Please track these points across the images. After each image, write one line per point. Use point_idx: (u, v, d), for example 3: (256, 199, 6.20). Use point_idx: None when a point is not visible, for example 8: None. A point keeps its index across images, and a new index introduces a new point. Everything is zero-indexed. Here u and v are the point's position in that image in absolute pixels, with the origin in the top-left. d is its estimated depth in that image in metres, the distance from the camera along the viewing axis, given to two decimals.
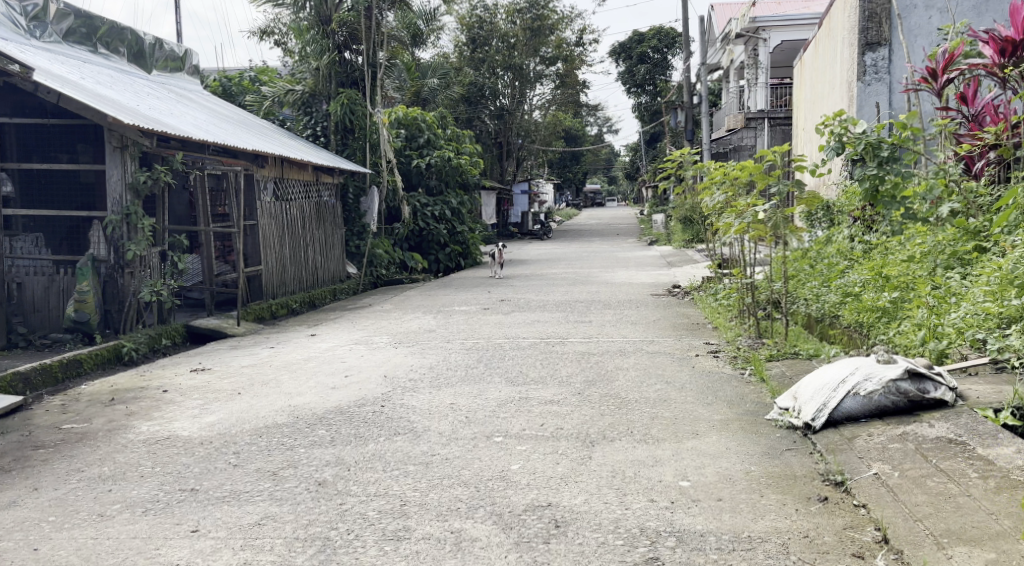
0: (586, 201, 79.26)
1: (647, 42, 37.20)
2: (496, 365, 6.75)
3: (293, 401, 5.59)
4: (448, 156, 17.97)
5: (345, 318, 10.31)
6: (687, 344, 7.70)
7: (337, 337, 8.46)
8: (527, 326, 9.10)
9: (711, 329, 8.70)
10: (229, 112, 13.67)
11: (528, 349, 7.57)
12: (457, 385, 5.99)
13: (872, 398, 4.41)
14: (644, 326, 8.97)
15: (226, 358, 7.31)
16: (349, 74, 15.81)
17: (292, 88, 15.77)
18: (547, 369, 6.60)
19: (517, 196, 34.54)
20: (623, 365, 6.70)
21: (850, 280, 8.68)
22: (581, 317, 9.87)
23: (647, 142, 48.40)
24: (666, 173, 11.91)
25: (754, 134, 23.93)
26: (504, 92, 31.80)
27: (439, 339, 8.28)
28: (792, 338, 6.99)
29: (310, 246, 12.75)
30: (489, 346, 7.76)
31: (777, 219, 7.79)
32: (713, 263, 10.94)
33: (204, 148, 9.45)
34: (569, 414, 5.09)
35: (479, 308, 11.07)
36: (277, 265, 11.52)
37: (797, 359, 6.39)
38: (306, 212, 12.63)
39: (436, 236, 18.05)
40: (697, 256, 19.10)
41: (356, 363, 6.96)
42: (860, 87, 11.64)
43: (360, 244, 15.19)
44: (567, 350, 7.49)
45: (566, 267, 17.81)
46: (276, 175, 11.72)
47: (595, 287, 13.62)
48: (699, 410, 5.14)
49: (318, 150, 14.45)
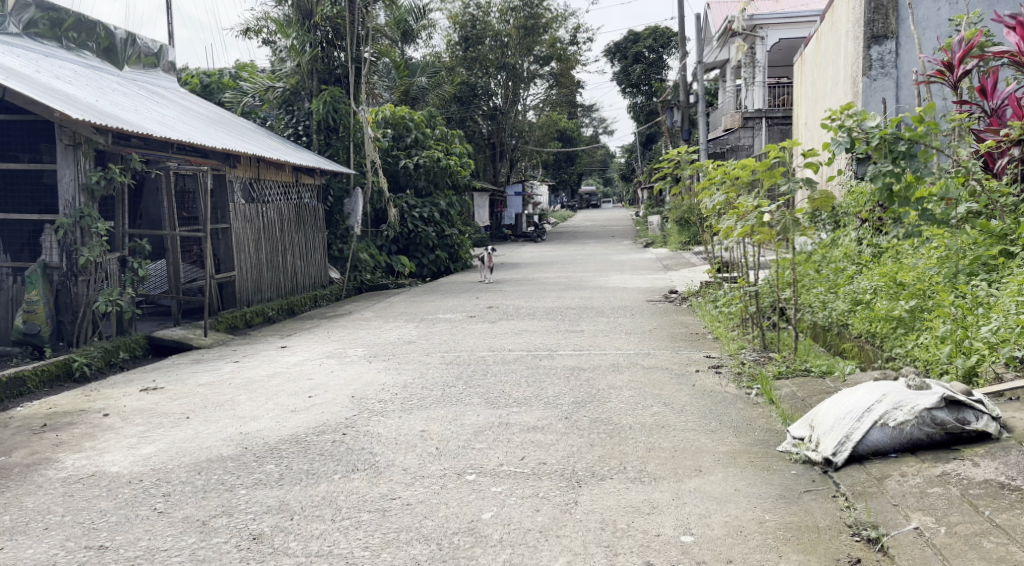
0: (581, 203, 78.69)
1: (643, 42, 36.79)
2: (477, 384, 6.15)
3: (245, 427, 4.98)
4: (437, 156, 17.42)
5: (321, 327, 9.70)
6: (686, 357, 7.12)
7: (309, 350, 7.84)
8: (514, 337, 8.49)
9: (711, 341, 8.09)
10: (205, 110, 13.05)
11: (513, 364, 6.98)
12: (432, 408, 5.39)
13: (903, 429, 3.83)
14: (639, 337, 8.36)
15: (183, 375, 6.70)
16: (332, 71, 15.18)
17: (273, 85, 15.16)
18: (533, 387, 6.01)
19: (511, 198, 33.97)
20: (616, 383, 6.09)
21: (861, 286, 8.16)
22: (573, 326, 9.27)
23: (642, 142, 47.85)
24: (662, 173, 11.31)
25: (751, 135, 23.55)
26: (498, 92, 31.19)
27: (418, 352, 7.68)
28: (802, 352, 6.42)
29: (290, 251, 12.16)
30: (471, 360, 7.17)
31: (786, 220, 7.01)
32: (713, 268, 10.43)
33: (168, 145, 8.83)
34: (553, 445, 4.49)
35: (465, 316, 10.48)
36: (253, 269, 10.92)
37: (807, 377, 5.78)
38: (285, 215, 12.02)
39: (425, 239, 17.42)
40: (695, 258, 18.55)
41: (324, 381, 6.36)
42: (865, 82, 11.06)
43: (344, 248, 14.59)
44: (556, 365, 6.89)
45: (559, 270, 17.24)
46: (251, 175, 11.15)
47: (588, 292, 13.05)
48: (701, 440, 4.54)
49: (299, 150, 13.87)
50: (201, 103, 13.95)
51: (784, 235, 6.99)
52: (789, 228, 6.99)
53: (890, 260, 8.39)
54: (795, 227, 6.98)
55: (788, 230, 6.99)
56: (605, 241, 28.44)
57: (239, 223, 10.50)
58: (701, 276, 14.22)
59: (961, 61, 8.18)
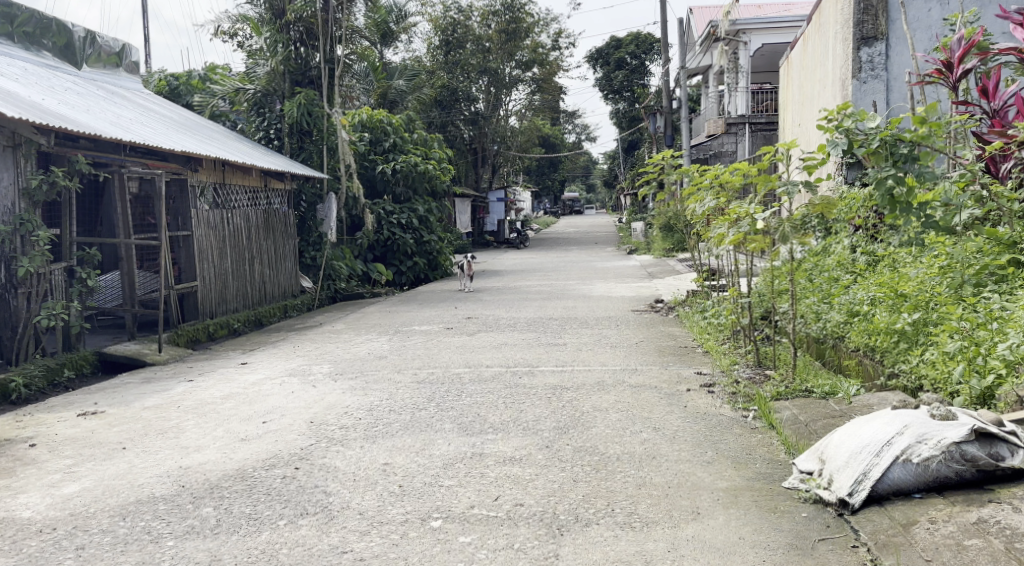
0: (563, 209, 78.37)
1: (625, 48, 36.49)
2: (449, 406, 5.64)
3: (188, 460, 4.46)
4: (415, 161, 16.90)
5: (288, 340, 9.16)
6: (676, 374, 6.64)
7: (272, 367, 7.30)
8: (493, 351, 7.99)
9: (702, 355, 7.60)
10: (170, 113, 12.52)
11: (489, 382, 6.47)
12: (397, 435, 4.87)
13: (929, 466, 3.34)
14: (624, 351, 7.87)
15: (131, 395, 6.15)
16: (305, 73, 14.65)
17: (243, 87, 14.57)
18: (511, 410, 5.49)
19: (493, 204, 33.55)
20: (603, 404, 5.60)
21: (858, 295, 7.73)
22: (555, 338, 8.78)
23: (625, 148, 47.59)
24: (647, 177, 10.84)
25: (734, 140, 23.32)
26: (479, 97, 30.70)
27: (388, 368, 7.16)
28: (801, 370, 5.95)
29: (257, 259, 11.62)
30: (445, 378, 6.64)
31: (784, 228, 6.43)
32: (700, 277, 10.00)
33: (120, 148, 8.32)
34: (532, 481, 3.99)
35: (441, 327, 9.95)
36: (217, 279, 10.38)
37: (809, 398, 5.29)
38: (252, 221, 11.50)
39: (403, 247, 16.87)
40: (680, 266, 18.11)
41: (283, 404, 5.83)
42: (854, 85, 10.65)
43: (317, 255, 14.02)
44: (537, 383, 6.39)
45: (541, 279, 16.77)
46: (215, 179, 10.65)
47: (571, 301, 12.56)
48: (697, 474, 4.06)
49: (269, 154, 13.36)
50: (168, 105, 13.39)
51: (782, 244, 6.42)
52: (787, 236, 6.41)
53: (887, 269, 7.97)
54: (793, 235, 6.40)
55: (786, 237, 6.41)
56: (588, 248, 28.01)
57: (201, 230, 9.98)
58: (687, 284, 13.76)
59: (961, 60, 7.76)
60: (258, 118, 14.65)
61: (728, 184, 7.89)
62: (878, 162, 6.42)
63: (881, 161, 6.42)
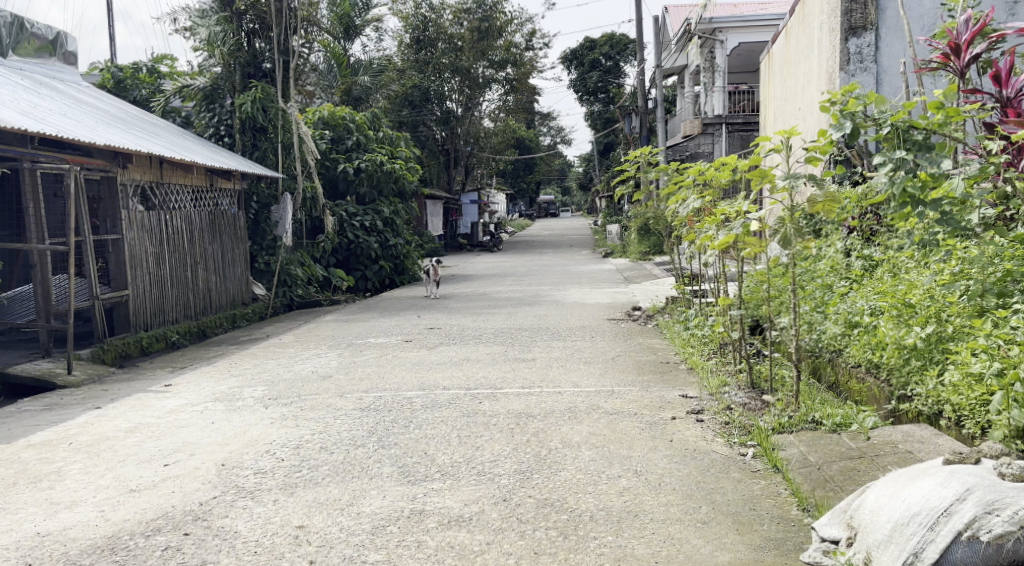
0: (539, 211, 77.71)
1: (599, 49, 35.83)
2: (392, 443, 4.76)
3: (54, 522, 3.57)
4: (380, 160, 16.04)
5: (227, 356, 8.23)
6: (659, 396, 5.81)
7: (196, 391, 6.38)
8: (454, 368, 7.12)
9: (686, 373, 6.76)
10: (106, 105, 11.53)
11: (445, 408, 5.59)
12: (324, 485, 3.99)
13: (1003, 546, 2.56)
14: (600, 368, 7.03)
15: (19, 428, 5.21)
16: (257, 65, 13.65)
17: (191, 81, 13.41)
18: (466, 447, 4.63)
19: (466, 206, 32.67)
20: (576, 439, 4.73)
21: (857, 304, 6.99)
22: (524, 352, 7.92)
23: (601, 151, 46.94)
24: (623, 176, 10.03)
25: (711, 141, 22.66)
26: (452, 97, 29.73)
27: (332, 390, 6.27)
28: (806, 395, 5.16)
29: (200, 264, 10.67)
30: (393, 404, 5.75)
31: (786, 228, 5.10)
32: (680, 283, 9.23)
33: (27, 140, 7.38)
34: (481, 556, 3.15)
35: (400, 339, 9.06)
36: (152, 287, 9.42)
37: (817, 433, 4.47)
38: (194, 223, 10.57)
39: (366, 250, 15.93)
40: (658, 270, 17.32)
41: (197, 439, 4.93)
42: (843, 78, 9.88)
43: (270, 260, 13.08)
44: (499, 410, 5.51)
45: (513, 284, 15.91)
46: (150, 177, 9.70)
47: (543, 309, 11.71)
48: (691, 543, 3.23)
49: (218, 151, 12.41)
50: (109, 99, 12.36)
51: (782, 249, 5.07)
52: (790, 238, 5.06)
53: (889, 276, 7.24)
54: (797, 238, 5.04)
55: (789, 241, 5.05)
56: (563, 252, 27.22)
57: (132, 233, 9.02)
58: (666, 290, 12.95)
59: (969, 45, 6.94)
60: (208, 113, 13.50)
61: (716, 182, 7.04)
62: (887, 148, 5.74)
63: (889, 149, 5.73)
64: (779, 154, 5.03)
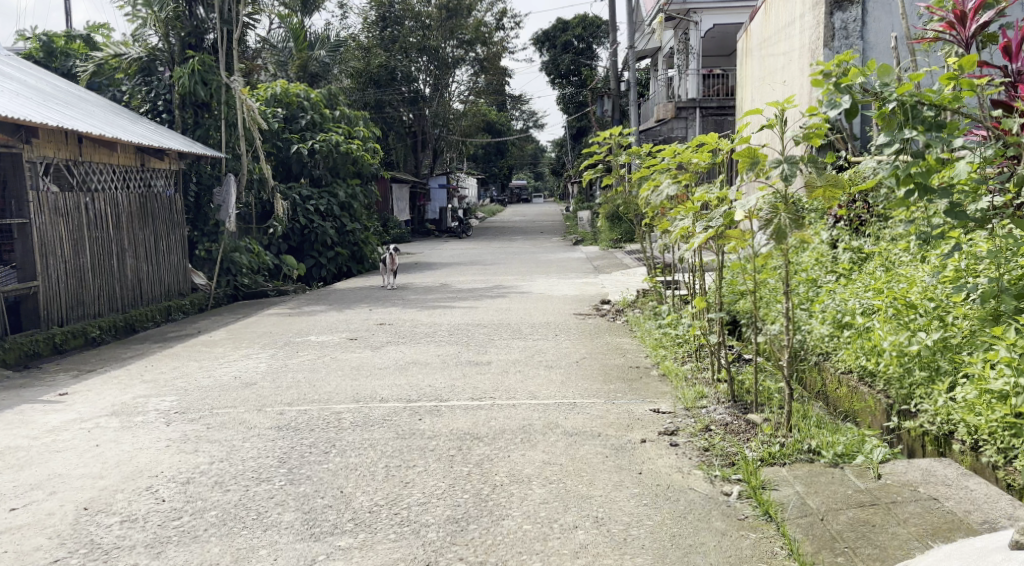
0: (510, 197, 76.92)
1: (571, 31, 35.05)
2: (305, 476, 3.95)
3: None
4: (336, 140, 15.16)
5: (146, 356, 7.34)
6: (629, 411, 5.05)
7: (93, 402, 5.52)
8: (396, 374, 6.30)
9: (657, 381, 6.00)
10: (24, 75, 10.52)
11: (375, 426, 4.80)
12: (204, 542, 3.19)
13: None
14: (563, 373, 6.25)
15: None
16: (199, 36, 12.65)
17: (126, 51, 12.38)
18: (393, 481, 3.84)
19: (434, 191, 31.76)
20: (526, 471, 3.93)
21: (847, 302, 6.26)
22: (478, 354, 7.11)
23: (573, 136, 46.23)
24: (592, 158, 9.18)
25: (685, 126, 21.89)
26: (420, 77, 28.71)
27: (253, 403, 5.46)
28: (802, 413, 4.39)
29: (129, 251, 9.74)
30: (319, 420, 4.94)
31: (779, 217, 4.23)
32: (652, 277, 8.47)
33: None
34: None
35: (345, 337, 8.23)
36: (68, 276, 8.52)
37: (815, 466, 3.69)
38: (121, 206, 9.63)
39: (321, 236, 15.04)
40: (628, 259, 16.61)
41: (72, 468, 4.10)
42: (826, 55, 9.13)
43: (212, 247, 12.18)
44: (440, 429, 4.71)
45: (477, 273, 15.12)
46: (66, 156, 8.77)
47: (505, 301, 10.92)
48: None
49: (151, 127, 11.44)
50: (34, 71, 11.39)
51: (775, 243, 4.19)
52: (784, 231, 4.17)
53: (882, 271, 6.55)
54: (794, 229, 4.17)
55: (783, 233, 4.16)
56: (533, 238, 26.45)
57: (41, 216, 8.11)
58: (637, 281, 12.23)
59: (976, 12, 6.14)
60: (144, 86, 12.66)
61: (694, 166, 6.19)
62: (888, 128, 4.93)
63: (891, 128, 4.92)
64: (772, 129, 4.21)
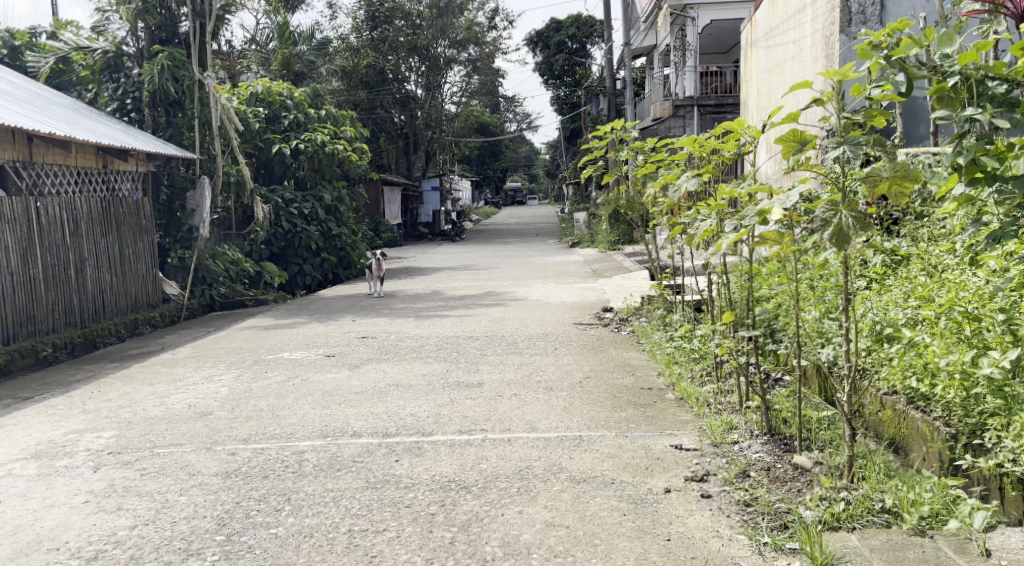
0: (504, 198, 76.09)
1: (564, 30, 34.40)
2: (249, 547, 3.15)
3: None
4: (320, 140, 14.31)
5: (96, 379, 6.52)
6: (648, 447, 4.25)
7: (16, 441, 4.71)
8: (374, 400, 5.47)
9: (675, 406, 5.18)
10: None
11: (343, 470, 4.01)
12: None
13: None
14: (566, 398, 5.44)
15: None
16: (172, 29, 11.92)
17: (91, 46, 11.57)
18: (359, 556, 3.05)
19: (427, 193, 30.92)
20: (525, 538, 3.14)
21: (886, 312, 5.39)
22: (469, 374, 6.29)
23: (567, 137, 45.54)
24: (592, 154, 8.38)
25: (682, 124, 20.95)
26: (411, 77, 27.74)
27: (204, 439, 4.66)
28: (860, 457, 3.54)
29: (89, 260, 8.92)
30: (278, 463, 4.14)
31: (839, 216, 3.40)
32: (660, 284, 7.63)
33: None
34: None
35: (322, 353, 7.42)
36: (17, 288, 7.72)
37: (897, 539, 2.90)
38: (79, 210, 8.81)
39: (306, 241, 14.19)
40: (628, 262, 15.83)
41: None
42: (843, 41, 8.33)
43: (185, 255, 11.37)
44: (423, 475, 3.91)
45: (470, 278, 14.33)
46: (14, 156, 7.98)
47: (500, 310, 10.11)
48: None
49: (115, 126, 10.62)
50: None
51: (835, 248, 3.37)
52: (847, 233, 3.35)
53: (927, 277, 5.68)
54: (858, 230, 3.34)
55: (845, 236, 3.34)
56: (529, 240, 25.61)
57: None
58: (641, 286, 11.44)
59: None
60: (110, 83, 11.79)
61: (715, 158, 5.39)
62: (946, 110, 3.75)
63: (950, 111, 3.74)
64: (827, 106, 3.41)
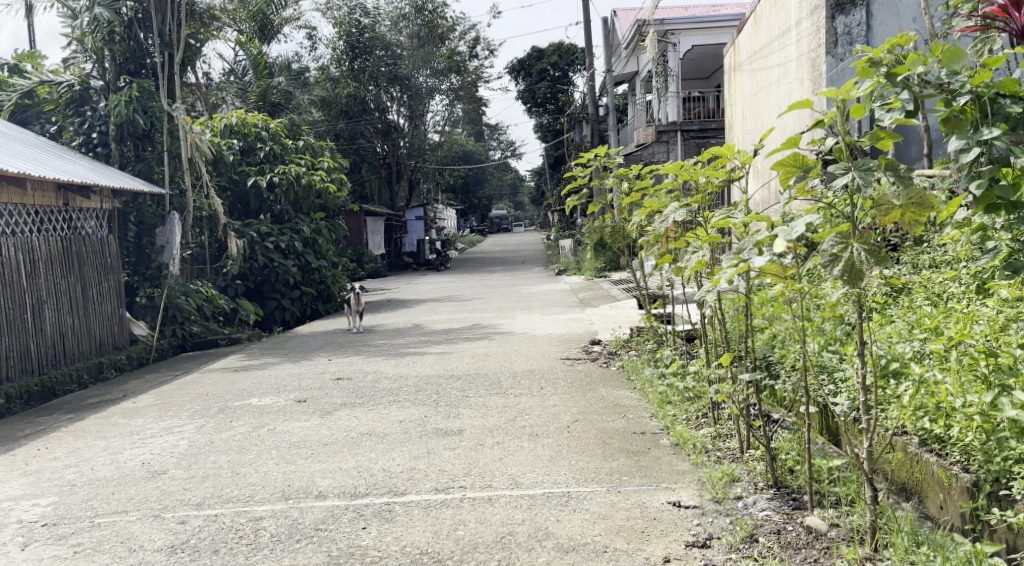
0: (490, 226, 75.89)
1: (546, 58, 34.40)
2: None
3: None
4: (295, 172, 13.92)
5: (48, 433, 6.07)
6: (644, 506, 3.83)
7: None
8: (343, 453, 5.03)
9: (670, 454, 4.78)
10: None
11: (301, 541, 3.59)
12: None
13: None
14: (552, 446, 5.03)
15: None
16: (140, 61, 11.60)
17: (57, 79, 11.21)
18: None
19: (411, 223, 30.55)
20: None
21: (891, 346, 4.91)
22: (449, 419, 5.85)
23: (552, 165, 45.43)
24: (575, 182, 8.01)
25: (666, 149, 20.52)
26: (392, 106, 27.45)
27: (153, 504, 4.22)
28: (880, 516, 3.13)
29: (49, 302, 8.48)
30: (230, 534, 3.72)
31: (850, 250, 3.04)
32: (648, 316, 7.25)
33: None
34: None
35: (294, 398, 6.97)
36: None
37: None
38: (37, 250, 8.38)
39: (283, 276, 13.73)
40: (616, 290, 15.45)
41: None
42: (830, 63, 8.01)
43: (155, 294, 10.93)
44: (391, 547, 3.48)
45: (454, 310, 13.88)
46: None
47: (484, 345, 9.69)
48: None
49: (79, 161, 10.22)
50: None
51: (847, 286, 3.00)
52: (860, 268, 2.98)
53: (934, 308, 5.29)
54: (872, 264, 2.98)
55: (858, 272, 2.97)
56: (515, 269, 25.25)
57: None
58: (630, 316, 11.05)
59: None
60: (76, 117, 11.24)
61: (703, 185, 5.04)
62: (955, 131, 3.34)
63: (960, 132, 3.33)
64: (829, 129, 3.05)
